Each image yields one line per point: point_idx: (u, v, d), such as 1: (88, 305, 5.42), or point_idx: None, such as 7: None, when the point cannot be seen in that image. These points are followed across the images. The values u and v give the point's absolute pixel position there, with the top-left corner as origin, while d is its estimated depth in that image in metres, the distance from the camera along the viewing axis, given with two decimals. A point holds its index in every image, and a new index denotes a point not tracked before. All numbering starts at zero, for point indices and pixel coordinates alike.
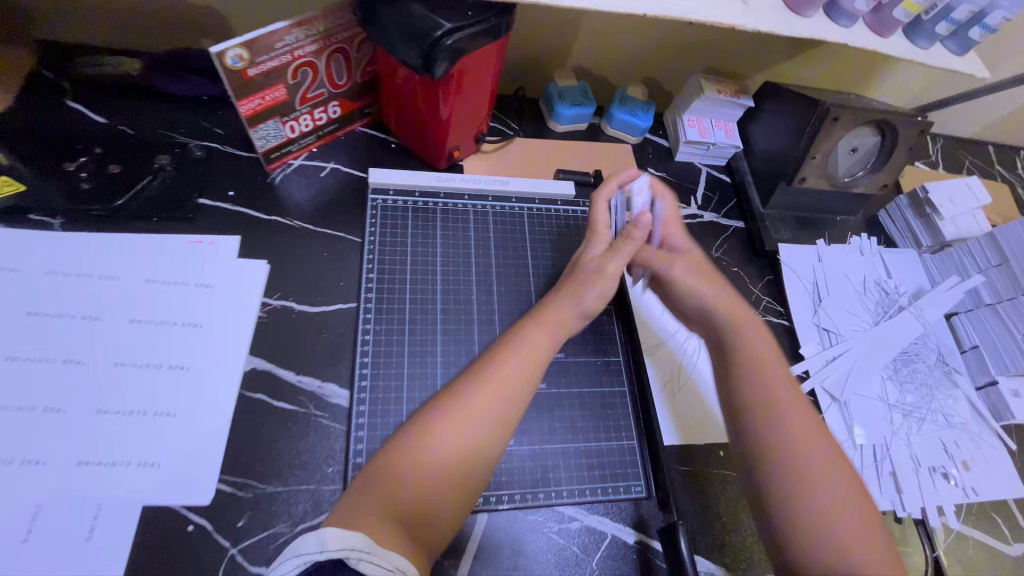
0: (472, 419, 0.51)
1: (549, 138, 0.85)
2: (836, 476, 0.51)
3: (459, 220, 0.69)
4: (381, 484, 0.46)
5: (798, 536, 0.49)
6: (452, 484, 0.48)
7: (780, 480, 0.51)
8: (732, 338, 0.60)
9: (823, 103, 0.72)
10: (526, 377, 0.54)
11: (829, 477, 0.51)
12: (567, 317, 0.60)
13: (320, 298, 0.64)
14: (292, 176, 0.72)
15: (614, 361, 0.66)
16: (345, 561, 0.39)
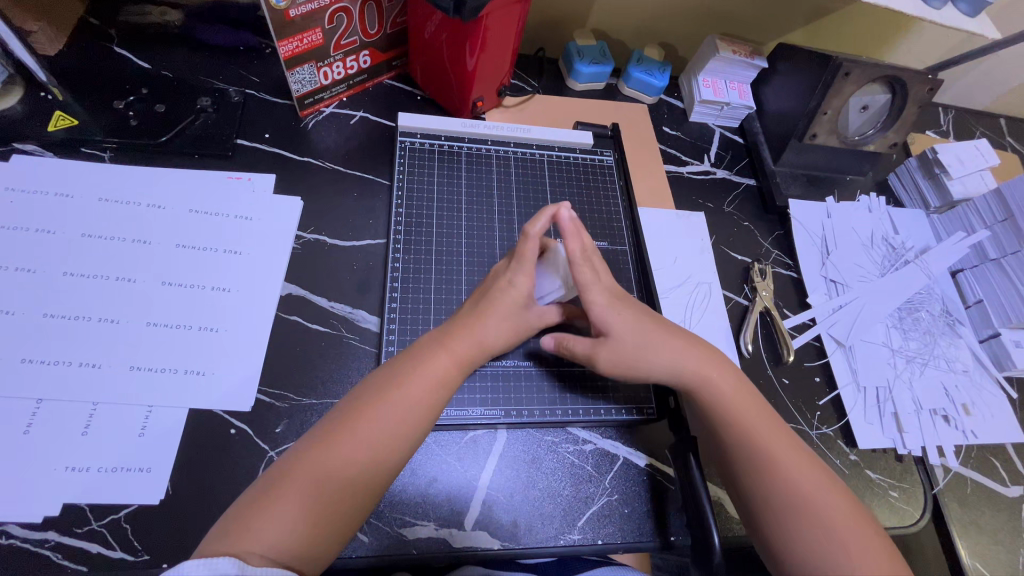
0: (356, 451, 0.46)
1: (568, 96, 0.88)
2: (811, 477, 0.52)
3: (483, 164, 0.72)
4: (256, 517, 0.41)
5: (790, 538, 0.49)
6: (325, 530, 0.43)
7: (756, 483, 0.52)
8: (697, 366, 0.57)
9: (834, 59, 0.75)
10: (425, 398, 0.50)
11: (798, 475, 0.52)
12: (473, 338, 0.55)
13: (350, 233, 0.68)
14: (323, 122, 0.75)
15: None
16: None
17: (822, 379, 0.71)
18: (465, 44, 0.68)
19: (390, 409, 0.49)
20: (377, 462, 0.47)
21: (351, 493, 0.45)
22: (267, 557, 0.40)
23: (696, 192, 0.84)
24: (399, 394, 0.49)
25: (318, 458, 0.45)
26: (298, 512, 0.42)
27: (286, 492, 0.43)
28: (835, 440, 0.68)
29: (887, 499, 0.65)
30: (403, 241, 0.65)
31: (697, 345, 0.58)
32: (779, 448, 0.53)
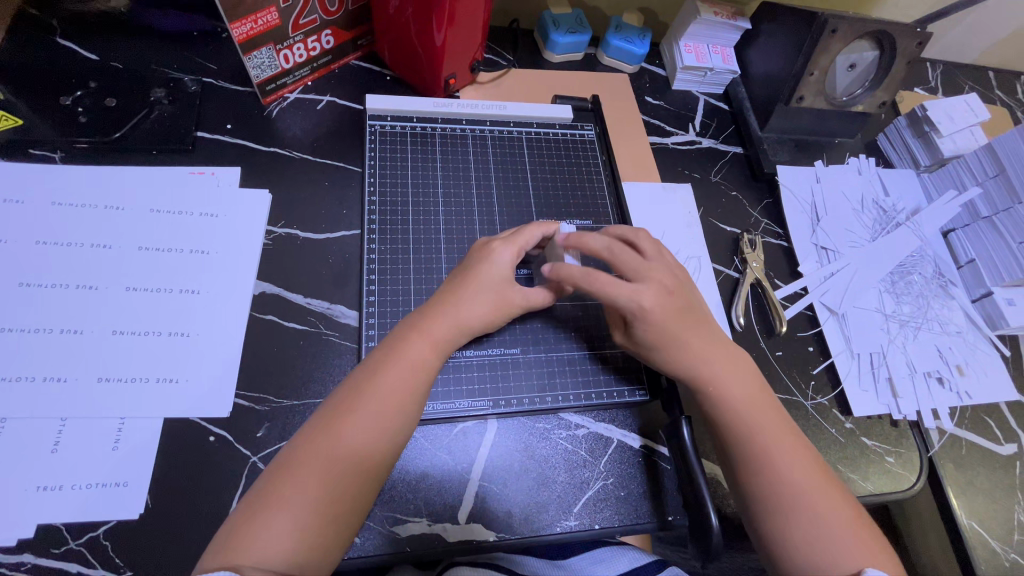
0: (346, 444, 0.45)
1: (545, 69, 0.84)
2: (799, 464, 0.51)
3: (458, 145, 0.68)
4: (252, 529, 0.40)
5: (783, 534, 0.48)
6: (325, 528, 0.42)
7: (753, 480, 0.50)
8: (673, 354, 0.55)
9: (819, 15, 0.71)
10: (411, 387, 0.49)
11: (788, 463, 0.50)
12: (451, 324, 0.53)
13: (323, 225, 0.65)
14: (289, 109, 0.71)
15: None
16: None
17: (815, 348, 0.71)
18: (431, 18, 0.64)
19: (369, 397, 0.47)
20: (368, 452, 0.45)
21: (345, 490, 0.43)
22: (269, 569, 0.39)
23: (682, 163, 0.81)
24: (380, 384, 0.48)
25: (306, 456, 0.44)
26: (294, 517, 0.41)
27: (284, 493, 0.42)
28: (830, 409, 0.67)
29: (883, 465, 0.65)
30: (382, 226, 0.63)
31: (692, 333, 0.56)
32: (778, 445, 0.51)
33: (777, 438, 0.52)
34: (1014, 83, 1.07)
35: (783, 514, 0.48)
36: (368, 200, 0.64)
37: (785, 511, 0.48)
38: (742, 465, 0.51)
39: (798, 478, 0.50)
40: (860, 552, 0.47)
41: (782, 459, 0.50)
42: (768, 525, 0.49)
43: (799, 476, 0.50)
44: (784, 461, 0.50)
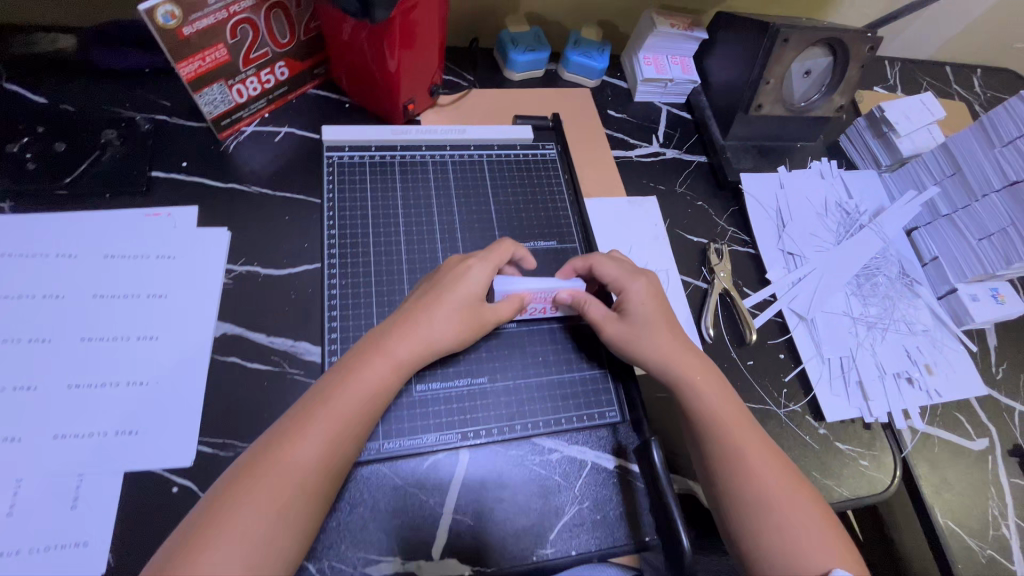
0: (300, 463, 0.45)
1: (506, 87, 0.84)
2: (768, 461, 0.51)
3: (418, 172, 0.68)
4: (199, 547, 0.40)
5: (760, 531, 0.48)
6: (272, 551, 0.42)
7: (726, 477, 0.51)
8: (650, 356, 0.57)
9: (771, 25, 0.72)
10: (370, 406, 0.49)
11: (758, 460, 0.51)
12: (419, 340, 0.52)
13: (285, 260, 0.64)
14: (246, 143, 0.71)
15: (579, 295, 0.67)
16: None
17: (786, 355, 0.71)
18: (381, 45, 0.63)
19: (328, 418, 0.47)
20: (320, 474, 0.45)
21: (300, 510, 0.44)
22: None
23: (647, 176, 0.81)
24: (340, 401, 0.48)
25: (260, 478, 0.43)
26: (243, 536, 0.41)
27: (234, 511, 0.42)
28: (803, 416, 0.68)
29: (858, 469, 0.65)
30: (343, 260, 0.62)
31: (665, 337, 0.58)
32: (751, 456, 0.51)
33: (747, 436, 0.53)
34: (969, 77, 1.09)
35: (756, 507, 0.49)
36: (328, 232, 0.63)
37: (758, 507, 0.49)
38: (714, 474, 0.52)
39: (770, 483, 0.50)
40: (830, 548, 0.47)
41: (755, 469, 0.50)
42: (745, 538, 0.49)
43: (767, 471, 0.51)
44: (753, 458, 0.51)
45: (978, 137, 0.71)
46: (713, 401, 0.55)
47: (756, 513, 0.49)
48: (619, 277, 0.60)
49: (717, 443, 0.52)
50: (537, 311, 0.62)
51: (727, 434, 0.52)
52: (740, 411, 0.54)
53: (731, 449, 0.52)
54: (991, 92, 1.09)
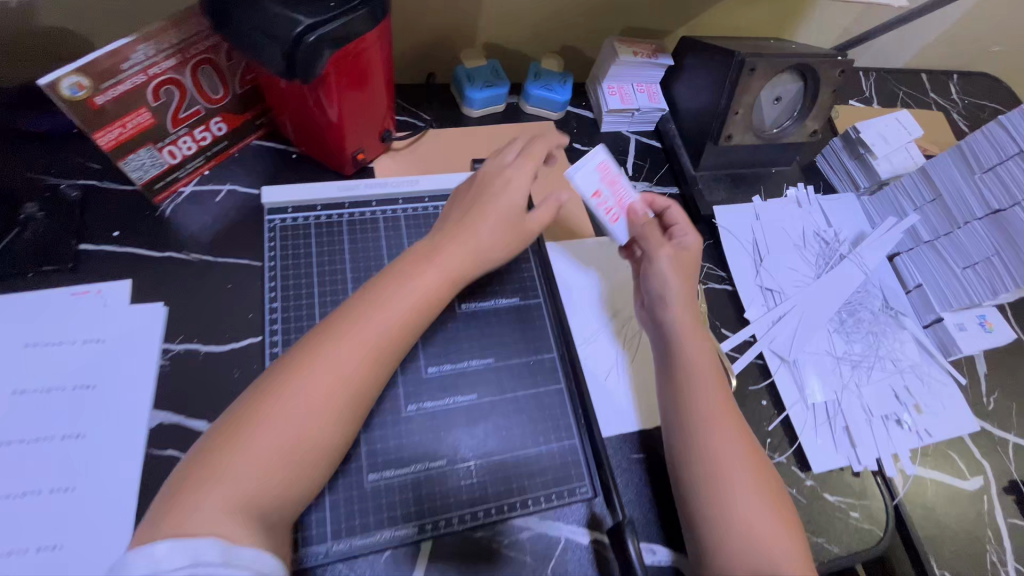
0: (334, 373, 0.45)
1: (465, 124, 0.80)
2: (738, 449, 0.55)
3: (369, 231, 0.63)
4: (215, 469, 0.40)
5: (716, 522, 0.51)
6: (288, 469, 0.43)
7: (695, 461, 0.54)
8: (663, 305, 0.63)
9: (736, 54, 0.68)
10: (404, 324, 0.50)
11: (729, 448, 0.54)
12: (457, 258, 0.54)
13: (227, 335, 0.59)
14: (185, 204, 0.66)
15: (546, 357, 0.63)
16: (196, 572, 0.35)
17: (769, 401, 0.68)
18: (319, 97, 0.59)
19: (358, 334, 0.47)
20: (353, 387, 0.46)
21: (327, 427, 0.45)
22: (247, 527, 0.39)
23: None
24: (376, 313, 0.49)
25: (299, 377, 0.45)
26: (262, 457, 0.42)
27: (258, 426, 0.42)
28: (789, 468, 0.64)
29: (848, 522, 0.62)
30: (289, 335, 0.57)
31: (678, 290, 0.64)
32: (713, 415, 0.56)
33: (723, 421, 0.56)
34: (946, 84, 1.06)
35: (717, 494, 0.52)
36: (271, 305, 0.58)
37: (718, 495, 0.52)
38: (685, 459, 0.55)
39: (734, 472, 0.53)
40: (776, 538, 0.51)
41: (723, 458, 0.54)
42: (695, 497, 0.53)
43: (734, 457, 0.54)
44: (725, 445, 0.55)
45: (957, 162, 0.68)
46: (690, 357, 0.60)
47: (716, 502, 0.52)
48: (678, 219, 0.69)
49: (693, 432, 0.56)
50: (610, 210, 0.66)
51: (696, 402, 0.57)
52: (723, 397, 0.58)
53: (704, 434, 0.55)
54: (970, 98, 1.06)
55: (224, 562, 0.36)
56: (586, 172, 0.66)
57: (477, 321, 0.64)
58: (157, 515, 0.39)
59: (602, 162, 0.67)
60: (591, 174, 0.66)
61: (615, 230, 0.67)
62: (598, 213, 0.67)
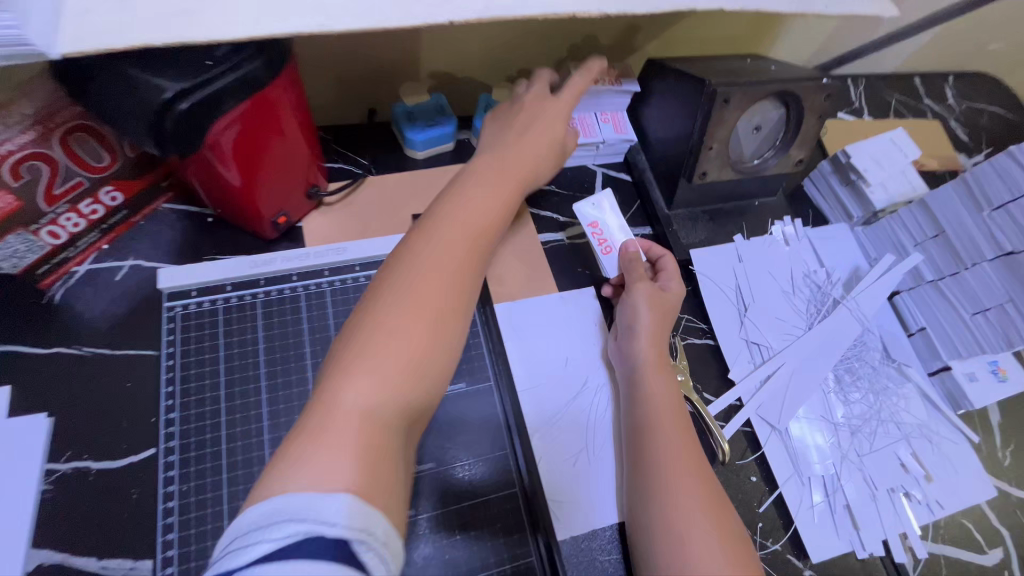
0: (429, 277, 0.44)
1: (409, 168, 0.71)
2: (693, 488, 0.49)
3: (287, 314, 0.55)
4: (346, 393, 0.38)
5: None
6: (416, 385, 0.41)
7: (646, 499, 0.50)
8: (632, 341, 0.59)
9: (707, 83, 0.59)
10: (488, 228, 0.50)
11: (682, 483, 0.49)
12: (527, 166, 0.56)
13: (123, 447, 0.51)
14: (78, 287, 0.57)
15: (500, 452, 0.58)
16: (349, 544, 0.31)
17: (759, 477, 0.59)
18: (211, 165, 0.50)
19: (449, 245, 0.47)
20: (457, 289, 0.45)
21: (439, 338, 0.42)
22: (365, 482, 0.35)
23: (582, 262, 0.70)
24: (457, 223, 0.48)
25: (391, 308, 0.42)
26: (377, 381, 0.39)
27: (371, 352, 0.40)
28: (784, 558, 0.56)
29: None
30: (188, 451, 0.50)
31: (648, 322, 0.59)
32: (664, 448, 0.51)
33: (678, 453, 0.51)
34: (941, 88, 0.98)
35: (667, 539, 0.46)
36: (167, 416, 0.50)
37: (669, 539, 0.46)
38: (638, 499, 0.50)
39: (685, 514, 0.47)
40: None
41: (676, 495, 0.48)
42: (643, 526, 0.49)
43: (689, 496, 0.48)
44: (679, 482, 0.49)
45: (962, 196, 0.60)
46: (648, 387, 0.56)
47: (665, 549, 0.46)
48: (669, 267, 0.64)
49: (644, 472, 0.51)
50: (603, 240, 0.68)
51: (652, 434, 0.53)
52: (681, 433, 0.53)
53: (654, 469, 0.50)
54: (967, 103, 0.97)
55: (369, 534, 0.32)
56: (595, 202, 0.69)
57: None
58: (286, 469, 0.35)
59: (606, 197, 0.69)
60: (589, 206, 0.69)
61: (605, 262, 0.68)
62: (592, 242, 0.68)
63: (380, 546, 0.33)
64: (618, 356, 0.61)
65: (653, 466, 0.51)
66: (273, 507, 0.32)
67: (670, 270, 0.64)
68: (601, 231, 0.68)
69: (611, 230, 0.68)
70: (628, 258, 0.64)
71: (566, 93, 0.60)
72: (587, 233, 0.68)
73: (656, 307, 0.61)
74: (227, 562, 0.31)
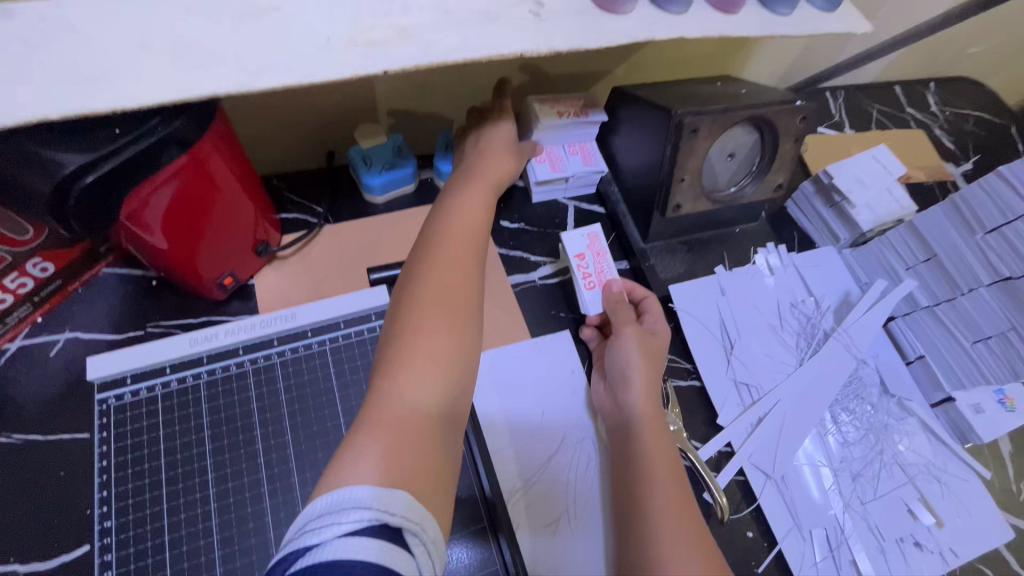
0: (442, 276, 0.45)
1: (369, 213, 0.68)
2: (686, 549, 0.43)
3: (234, 390, 0.52)
4: (386, 388, 0.39)
5: None
6: (457, 370, 0.42)
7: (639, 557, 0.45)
8: (623, 393, 0.54)
9: (673, 113, 0.56)
10: (480, 234, 0.51)
11: (675, 542, 0.44)
12: (497, 182, 0.58)
13: (52, 545, 0.46)
14: (8, 367, 0.52)
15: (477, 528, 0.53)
16: (404, 535, 0.32)
17: (756, 533, 0.55)
18: (130, 233, 0.46)
19: (453, 248, 0.48)
20: (469, 285, 0.46)
21: (465, 327, 0.44)
22: (406, 470, 0.35)
23: (556, 303, 0.66)
24: (458, 230, 0.50)
25: (419, 315, 0.43)
26: (419, 369, 0.40)
27: (407, 348, 0.41)
28: None
29: None
30: (125, 565, 0.45)
31: (640, 368, 0.54)
32: (662, 497, 0.47)
33: (672, 512, 0.46)
34: (922, 95, 0.95)
35: None
36: (102, 525, 0.46)
37: None
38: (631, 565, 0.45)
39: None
40: None
41: (667, 558, 0.43)
42: None
43: (681, 559, 0.43)
44: (672, 540, 0.44)
45: (953, 218, 0.56)
46: (641, 436, 0.51)
47: None
48: (653, 308, 0.60)
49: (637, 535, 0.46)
50: (587, 275, 0.61)
51: (645, 492, 0.48)
52: (675, 491, 0.47)
53: (647, 524, 0.46)
54: (951, 109, 0.95)
55: (422, 530, 0.33)
56: (580, 236, 0.63)
57: None
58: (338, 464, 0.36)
59: (591, 230, 0.63)
60: (576, 237, 0.63)
61: (587, 298, 0.61)
62: (575, 275, 0.62)
63: (428, 541, 0.33)
64: (610, 406, 0.56)
65: (652, 517, 0.46)
66: (343, 494, 0.32)
67: (654, 311, 0.60)
68: (586, 266, 0.62)
69: (595, 264, 0.62)
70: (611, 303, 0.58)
71: (506, 124, 0.62)
72: (573, 267, 0.62)
73: (647, 352, 0.56)
74: (302, 542, 0.30)
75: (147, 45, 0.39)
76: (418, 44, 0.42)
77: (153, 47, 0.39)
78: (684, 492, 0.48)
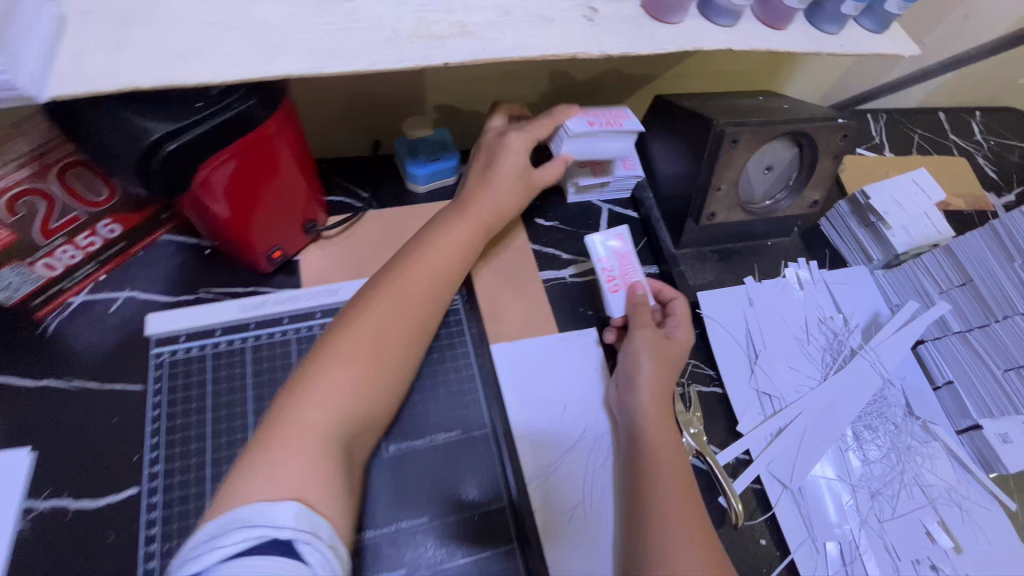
0: (384, 308, 0.49)
1: (409, 202, 0.70)
2: (692, 547, 0.45)
3: (276, 356, 0.54)
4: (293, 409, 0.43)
5: None
6: (354, 398, 0.45)
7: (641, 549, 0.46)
8: (632, 394, 0.55)
9: (715, 122, 0.57)
10: (448, 263, 0.55)
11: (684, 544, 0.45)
12: (500, 197, 0.59)
13: (102, 484, 0.49)
14: (73, 318, 0.57)
15: (497, 507, 0.54)
16: (297, 545, 0.35)
17: (769, 540, 0.55)
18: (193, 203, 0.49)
19: (408, 279, 0.52)
20: (406, 319, 0.50)
21: (379, 359, 0.48)
22: (306, 482, 0.39)
23: (584, 301, 0.68)
24: (421, 260, 0.54)
25: (337, 346, 0.47)
26: (315, 396, 0.44)
27: (307, 377, 0.45)
28: None
29: None
30: (170, 507, 0.48)
31: (649, 373, 0.56)
32: (669, 497, 0.48)
33: (681, 511, 0.47)
34: (966, 123, 0.94)
35: None
36: (151, 468, 0.49)
37: None
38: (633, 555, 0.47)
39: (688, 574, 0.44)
40: None
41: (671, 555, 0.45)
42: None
43: (687, 556, 0.44)
44: (677, 541, 0.45)
45: (990, 242, 0.58)
46: (647, 437, 0.52)
47: None
48: (681, 311, 0.61)
49: (638, 528, 0.48)
50: (612, 277, 0.63)
51: (651, 491, 0.49)
52: (682, 490, 0.49)
53: (650, 520, 0.47)
54: (996, 138, 0.93)
55: (315, 535, 0.36)
56: (608, 237, 0.64)
57: (411, 464, 0.55)
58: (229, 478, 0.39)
59: (619, 234, 0.64)
60: (604, 240, 0.64)
61: (611, 301, 0.62)
62: (600, 277, 0.63)
63: (326, 546, 0.36)
64: (618, 405, 0.58)
65: (657, 514, 0.47)
66: (226, 518, 0.36)
67: (680, 313, 0.61)
68: (611, 266, 0.63)
69: (620, 266, 0.63)
70: (635, 302, 0.60)
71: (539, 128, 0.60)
72: (596, 267, 0.63)
73: (662, 355, 0.57)
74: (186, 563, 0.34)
75: (231, 27, 0.42)
76: (477, 40, 0.45)
77: (237, 29, 0.42)
78: (692, 493, 0.49)
